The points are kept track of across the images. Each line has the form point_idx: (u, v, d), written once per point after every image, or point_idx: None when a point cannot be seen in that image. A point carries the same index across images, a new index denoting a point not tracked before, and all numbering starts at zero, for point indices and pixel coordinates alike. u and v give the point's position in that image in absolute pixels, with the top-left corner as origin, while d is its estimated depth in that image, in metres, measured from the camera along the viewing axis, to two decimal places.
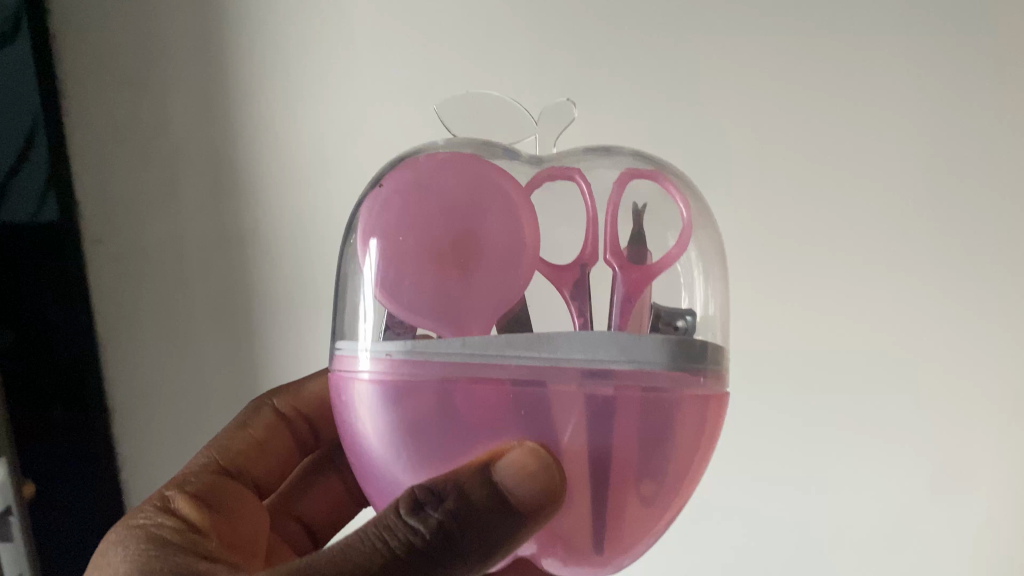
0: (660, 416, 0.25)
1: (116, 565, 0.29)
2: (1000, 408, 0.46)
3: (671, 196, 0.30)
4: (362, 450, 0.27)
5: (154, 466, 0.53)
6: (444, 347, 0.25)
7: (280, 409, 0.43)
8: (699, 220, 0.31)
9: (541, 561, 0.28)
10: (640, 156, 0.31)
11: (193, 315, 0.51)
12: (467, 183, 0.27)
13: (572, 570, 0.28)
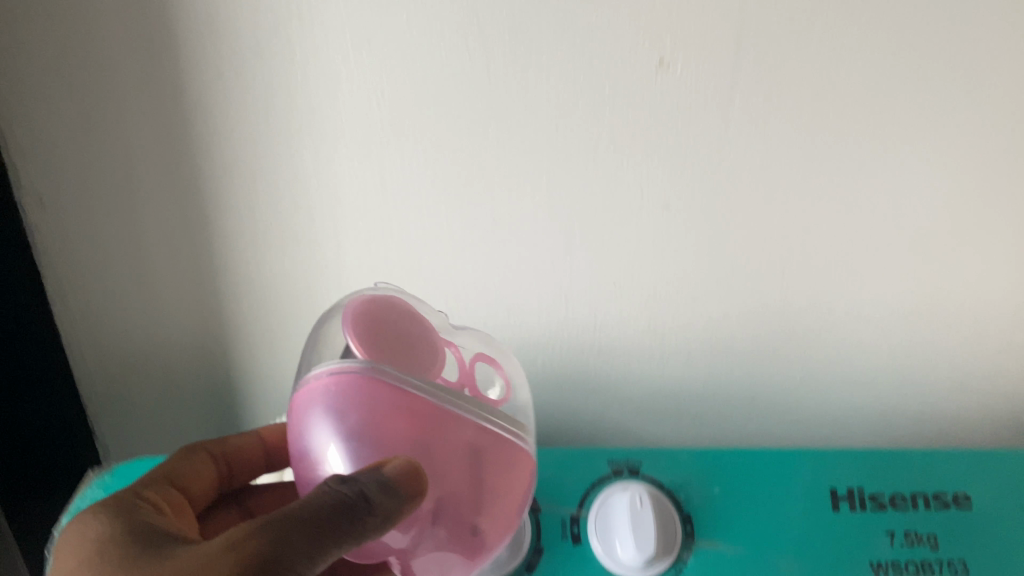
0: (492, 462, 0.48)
1: (101, 515, 0.51)
2: (1000, 186, 0.78)
3: (498, 368, 0.60)
4: (327, 434, 0.47)
5: (101, 277, 0.85)
6: (381, 369, 0.47)
7: (211, 453, 0.66)
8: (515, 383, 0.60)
9: (422, 546, 0.49)
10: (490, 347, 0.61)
11: (132, 208, 0.81)
12: (410, 324, 0.53)
13: (441, 551, 0.49)
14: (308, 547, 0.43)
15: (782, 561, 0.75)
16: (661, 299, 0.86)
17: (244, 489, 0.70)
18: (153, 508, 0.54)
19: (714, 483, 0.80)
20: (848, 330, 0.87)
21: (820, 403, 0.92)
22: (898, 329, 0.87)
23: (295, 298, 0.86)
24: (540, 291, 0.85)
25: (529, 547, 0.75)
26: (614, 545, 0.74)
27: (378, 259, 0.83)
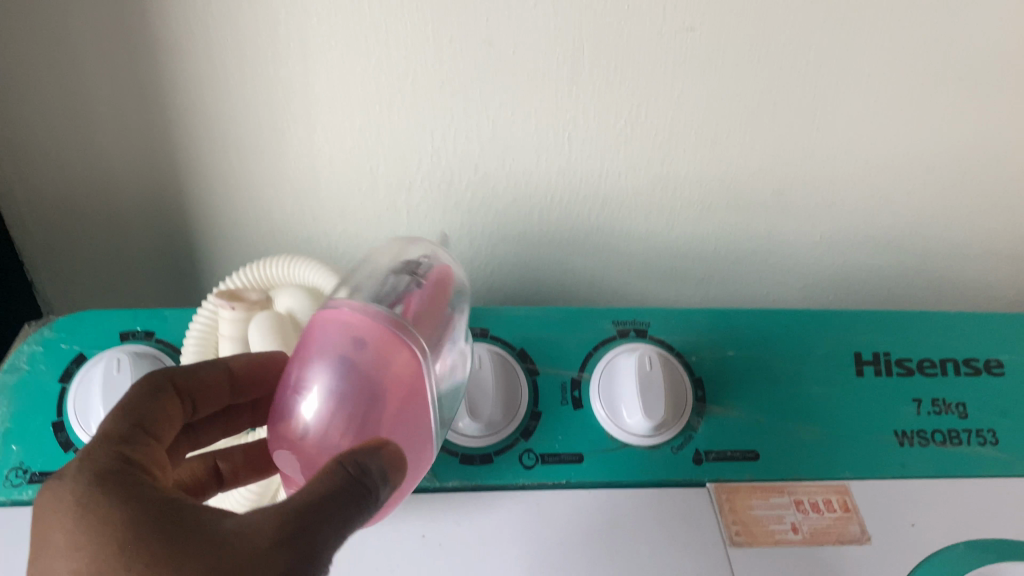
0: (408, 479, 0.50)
1: (110, 510, 0.39)
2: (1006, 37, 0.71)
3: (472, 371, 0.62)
4: (341, 370, 0.47)
5: (37, 144, 0.72)
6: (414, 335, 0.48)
7: (175, 381, 0.49)
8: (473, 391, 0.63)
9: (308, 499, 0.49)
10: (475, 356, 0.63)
11: (73, 67, 0.67)
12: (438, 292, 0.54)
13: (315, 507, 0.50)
14: (317, 544, 0.38)
15: (801, 427, 0.69)
16: (677, 139, 0.75)
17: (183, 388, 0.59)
18: (147, 475, 0.41)
19: (728, 346, 0.72)
20: (866, 193, 0.81)
21: (798, 257, 0.86)
22: (892, 192, 0.81)
23: (264, 132, 0.72)
24: (531, 151, 0.75)
25: (526, 411, 0.67)
26: (619, 411, 0.66)
27: (353, 117, 0.71)
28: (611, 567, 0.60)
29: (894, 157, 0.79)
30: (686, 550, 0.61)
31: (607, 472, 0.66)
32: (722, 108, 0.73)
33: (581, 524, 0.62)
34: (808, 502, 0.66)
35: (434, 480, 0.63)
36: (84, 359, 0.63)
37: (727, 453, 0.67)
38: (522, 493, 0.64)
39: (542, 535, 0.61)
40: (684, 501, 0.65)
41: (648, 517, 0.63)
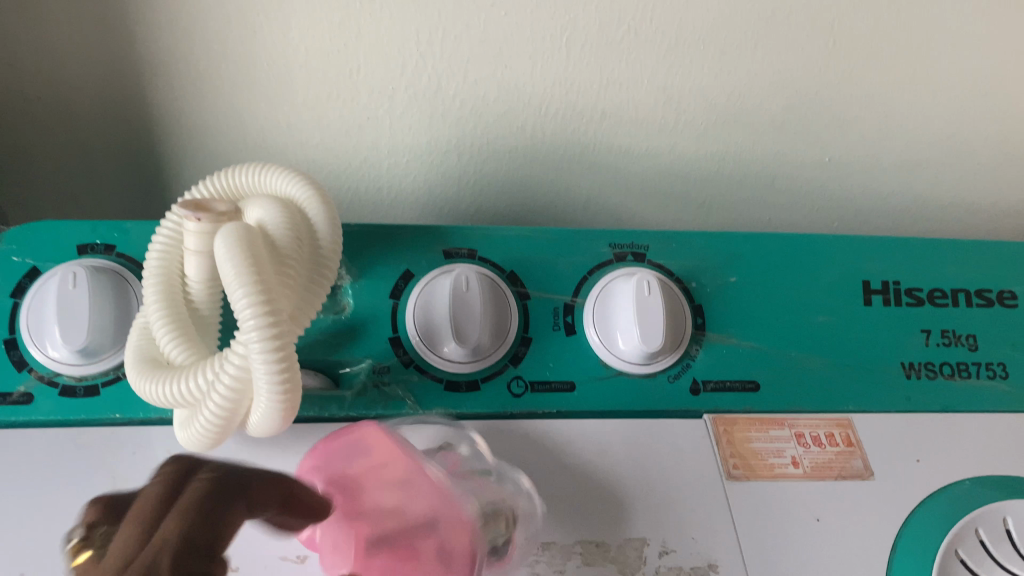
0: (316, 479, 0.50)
1: None
2: None
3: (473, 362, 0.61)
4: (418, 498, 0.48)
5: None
6: None
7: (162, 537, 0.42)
8: (450, 366, 0.61)
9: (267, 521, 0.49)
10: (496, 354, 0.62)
11: None
12: None
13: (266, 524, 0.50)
14: None
15: (804, 357, 0.66)
16: (680, 48, 0.71)
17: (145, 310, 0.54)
18: None
19: (730, 272, 0.67)
20: (878, 112, 0.77)
21: (799, 183, 0.82)
22: (901, 111, 0.78)
23: (237, 29, 0.67)
24: (525, 58, 0.71)
25: (515, 336, 0.63)
26: (615, 338, 0.63)
27: (336, 13, 0.67)
28: (601, 502, 0.57)
29: (904, 73, 0.75)
30: (680, 484, 0.58)
31: (599, 401, 0.62)
32: (731, 12, 0.70)
33: (571, 456, 0.59)
34: (809, 435, 0.62)
35: (416, 407, 0.60)
36: (36, 274, 0.59)
37: (726, 383, 0.64)
38: (510, 423, 0.60)
39: (529, 467, 0.58)
40: (679, 432, 0.61)
41: (641, 449, 0.60)
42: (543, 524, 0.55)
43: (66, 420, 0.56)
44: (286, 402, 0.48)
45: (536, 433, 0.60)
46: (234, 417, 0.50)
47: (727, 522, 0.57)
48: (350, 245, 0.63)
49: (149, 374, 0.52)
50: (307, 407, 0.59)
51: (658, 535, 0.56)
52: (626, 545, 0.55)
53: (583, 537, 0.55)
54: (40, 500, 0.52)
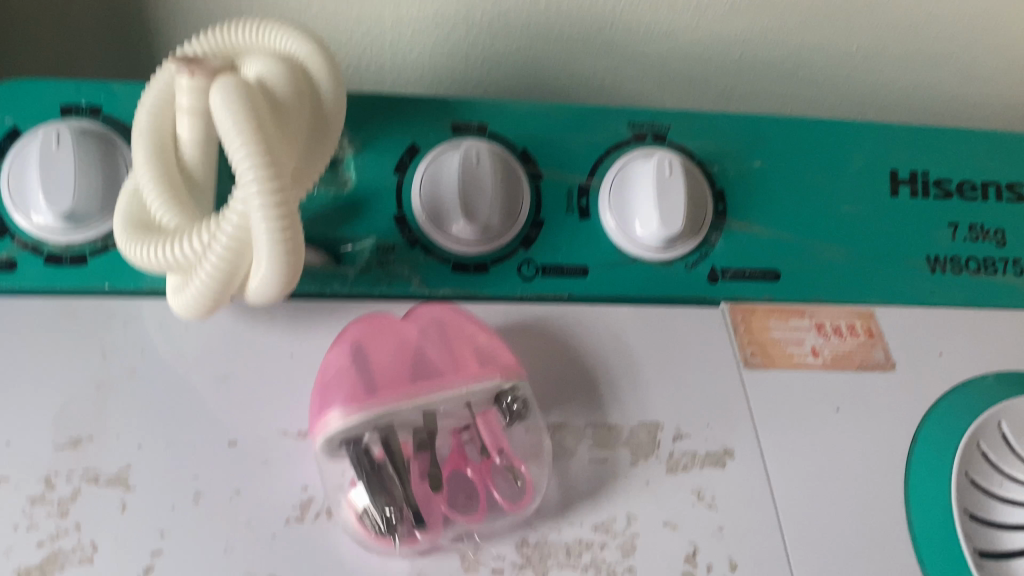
0: (457, 322, 0.51)
1: None
2: None
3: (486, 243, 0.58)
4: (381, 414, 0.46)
5: None
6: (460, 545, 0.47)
7: None
8: (461, 245, 0.57)
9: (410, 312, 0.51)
10: (510, 236, 0.58)
11: None
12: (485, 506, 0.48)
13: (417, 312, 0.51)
14: None
15: (826, 247, 0.63)
16: None
17: (135, 172, 0.51)
18: None
19: (755, 156, 0.64)
20: None
21: (824, 73, 0.79)
22: None
23: None
24: None
25: (527, 220, 0.59)
26: (631, 224, 0.59)
27: None
28: (614, 385, 0.55)
29: None
30: (695, 370, 0.56)
31: (612, 287, 0.59)
32: None
33: (582, 339, 0.57)
34: (830, 325, 0.60)
35: (422, 287, 0.57)
36: (16, 135, 0.56)
37: (746, 272, 0.61)
38: (519, 305, 0.58)
39: (538, 348, 0.56)
40: (696, 318, 0.59)
41: (655, 334, 0.58)
42: (553, 406, 0.53)
43: (52, 290, 0.53)
44: (289, 263, 0.45)
45: (547, 316, 0.57)
46: (233, 281, 0.47)
47: (744, 409, 0.55)
48: (353, 115, 0.60)
49: (138, 238, 0.49)
50: (308, 283, 0.56)
51: (672, 420, 0.54)
52: (639, 428, 0.53)
53: (595, 420, 0.53)
54: (31, 370, 0.50)
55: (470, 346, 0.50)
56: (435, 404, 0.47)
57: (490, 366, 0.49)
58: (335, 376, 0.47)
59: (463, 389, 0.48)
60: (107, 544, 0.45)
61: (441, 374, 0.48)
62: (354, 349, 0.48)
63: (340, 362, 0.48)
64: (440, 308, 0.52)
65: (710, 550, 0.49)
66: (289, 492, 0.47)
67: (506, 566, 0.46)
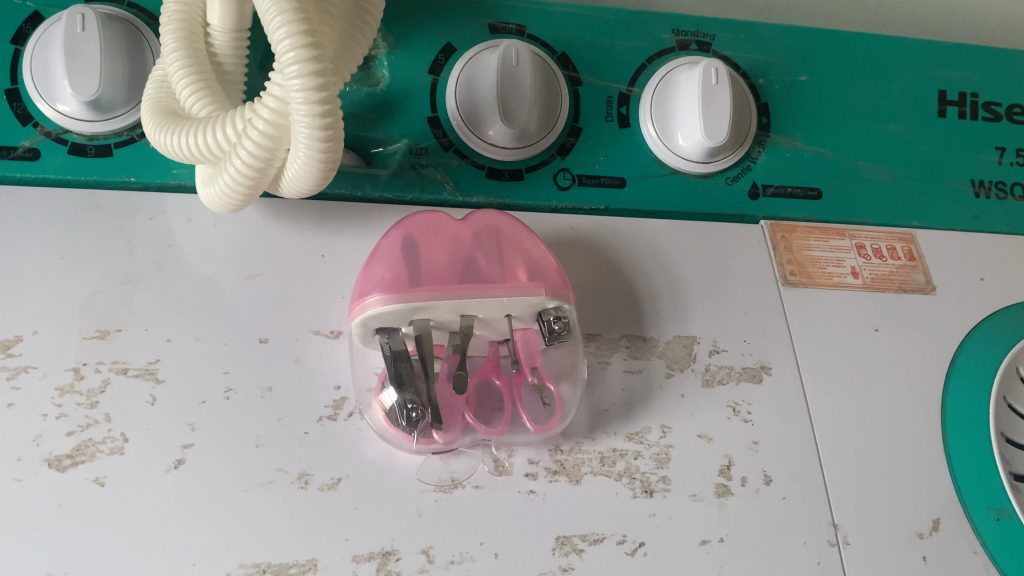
0: (515, 232, 0.48)
1: None
2: None
3: (522, 153, 0.55)
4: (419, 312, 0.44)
5: None
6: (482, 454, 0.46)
7: None
8: (497, 152, 0.55)
9: (470, 215, 0.49)
10: (550, 146, 0.56)
11: None
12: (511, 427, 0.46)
13: (479, 217, 0.49)
14: None
15: (870, 166, 0.61)
16: None
17: (166, 59, 0.49)
18: None
19: (800, 71, 0.63)
20: None
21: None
22: None
23: None
24: None
25: (565, 125, 0.57)
26: (675, 135, 0.57)
27: None
28: (650, 298, 0.53)
29: None
30: (732, 286, 0.55)
31: (650, 200, 0.57)
32: None
33: (619, 250, 0.55)
34: (870, 247, 0.59)
35: (455, 194, 0.54)
36: (39, 20, 0.55)
37: (787, 190, 0.59)
38: (553, 216, 0.55)
39: (574, 257, 0.54)
40: (733, 234, 0.57)
41: (692, 248, 0.56)
42: (589, 316, 0.52)
43: (76, 182, 0.52)
44: (329, 148, 0.43)
45: (582, 224, 0.55)
46: (267, 172, 0.45)
47: (781, 326, 0.54)
48: (387, 13, 0.58)
49: (168, 128, 0.47)
50: (339, 184, 0.54)
51: (709, 334, 0.53)
52: (674, 341, 0.52)
53: (629, 332, 0.52)
54: (56, 261, 0.49)
55: (522, 259, 0.47)
56: (475, 307, 0.45)
57: (539, 282, 0.46)
58: (383, 264, 0.46)
59: (505, 297, 0.45)
60: (138, 435, 0.44)
61: (486, 281, 0.45)
62: (409, 242, 0.47)
63: (391, 252, 0.46)
64: (501, 215, 0.49)
65: (745, 464, 0.49)
66: (322, 392, 0.47)
67: (540, 470, 0.46)
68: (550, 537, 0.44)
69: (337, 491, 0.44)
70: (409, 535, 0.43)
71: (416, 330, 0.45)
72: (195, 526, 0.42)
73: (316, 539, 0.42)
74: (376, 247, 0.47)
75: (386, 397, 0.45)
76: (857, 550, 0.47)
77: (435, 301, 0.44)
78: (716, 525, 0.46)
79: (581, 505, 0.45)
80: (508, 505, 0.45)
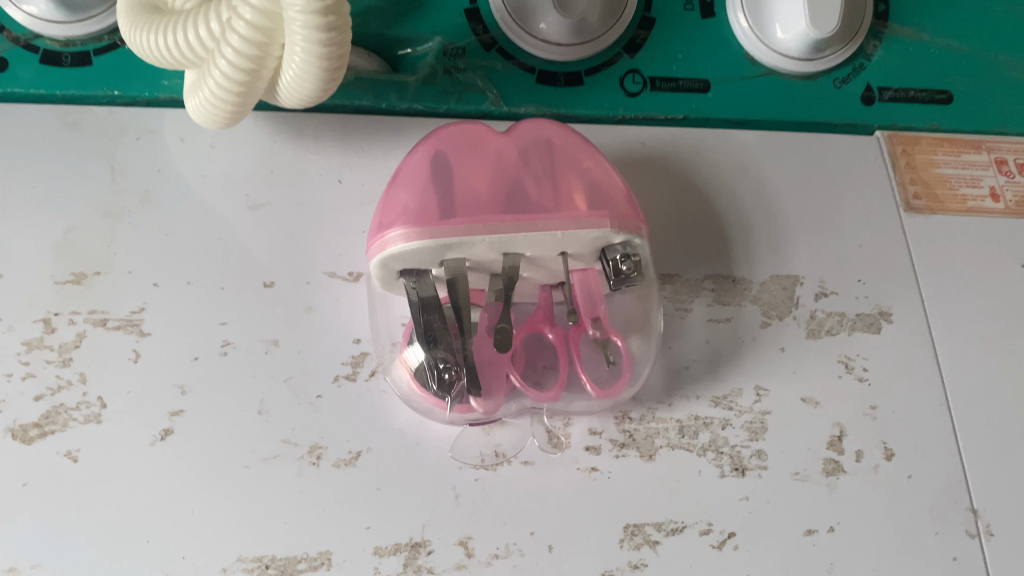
0: (570, 148, 0.38)
1: None
2: None
3: (583, 53, 0.45)
4: (453, 250, 0.35)
5: None
6: (535, 426, 0.37)
7: None
8: (553, 51, 0.45)
9: (518, 124, 0.39)
10: (618, 42, 0.46)
11: None
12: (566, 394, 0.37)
13: (529, 126, 0.39)
14: None
15: (1018, 61, 0.49)
16: None
17: None
18: None
19: None
20: None
21: None
22: None
23: None
24: None
25: (634, 16, 0.47)
26: (772, 26, 0.46)
27: None
28: (741, 229, 0.43)
29: None
30: (841, 214, 0.45)
31: (740, 106, 0.46)
32: None
33: (700, 171, 0.45)
34: (1013, 162, 0.48)
35: (498, 104, 0.45)
36: None
37: (909, 94, 0.48)
38: (619, 129, 0.46)
39: (646, 180, 0.44)
40: (842, 150, 0.47)
41: (790, 167, 0.46)
42: (664, 250, 0.42)
43: (49, 96, 0.43)
44: (331, 39, 0.34)
45: (655, 137, 0.46)
46: (260, 75, 0.36)
47: (904, 262, 0.44)
48: None
49: (142, 25, 0.38)
50: (359, 94, 0.44)
51: (814, 273, 0.43)
52: (771, 283, 0.42)
53: (715, 271, 0.42)
54: (27, 191, 0.41)
55: (580, 180, 0.37)
56: (522, 243, 0.35)
57: (601, 210, 0.36)
58: (406, 189, 0.37)
59: (558, 231, 0.35)
60: (119, 400, 0.37)
61: (534, 208, 0.36)
62: (439, 162, 0.37)
63: (417, 174, 0.37)
64: (553, 125, 0.39)
65: (860, 434, 0.39)
66: (339, 345, 0.39)
67: (604, 443, 0.37)
68: (617, 525, 0.36)
69: (356, 469, 0.36)
70: (444, 521, 0.35)
71: (449, 273, 0.36)
72: (187, 510, 0.35)
73: (332, 527, 0.35)
74: (399, 168, 0.38)
75: (410, 354, 0.36)
76: (1003, 543, 0.38)
77: (470, 236, 0.35)
78: (823, 511, 0.37)
79: (656, 485, 0.37)
80: (565, 487, 0.36)
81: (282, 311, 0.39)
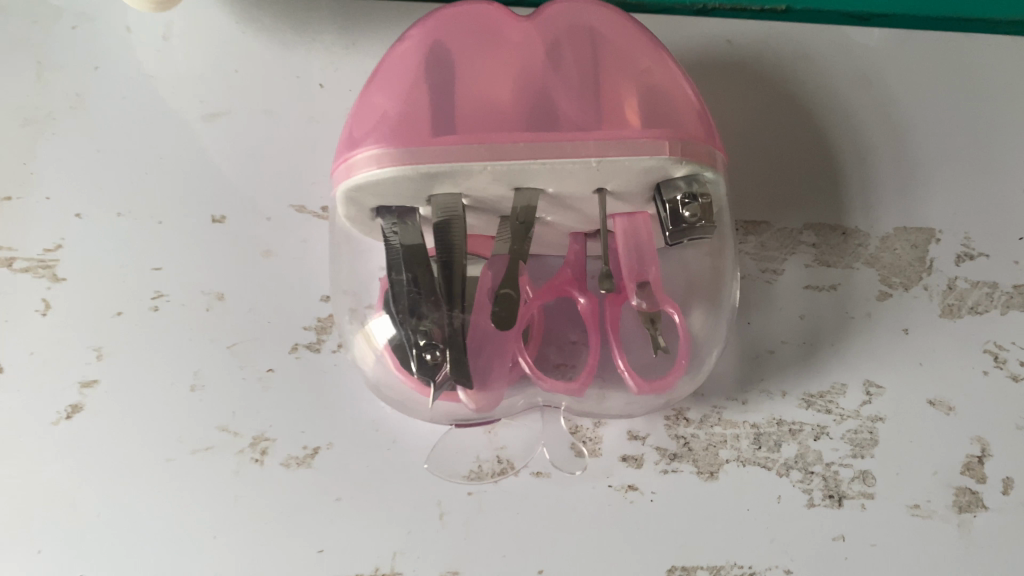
0: (622, 34, 0.27)
1: None
2: None
3: None
4: (441, 181, 0.25)
5: None
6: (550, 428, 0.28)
7: None
8: None
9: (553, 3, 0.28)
10: None
11: None
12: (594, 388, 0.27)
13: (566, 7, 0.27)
14: None
15: None
16: None
17: None
18: None
19: None
20: None
21: None
22: None
23: None
24: None
25: None
26: None
27: None
28: (859, 163, 0.32)
29: None
30: (999, 147, 0.33)
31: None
32: None
33: (808, 82, 0.33)
34: None
35: None
36: None
37: None
38: (698, 22, 0.34)
39: (733, 88, 0.33)
40: (1005, 58, 0.34)
41: (931, 80, 0.34)
42: (751, 188, 0.31)
43: None
44: None
45: (747, 35, 0.34)
46: None
47: None
48: None
49: None
50: None
51: (955, 226, 0.31)
52: (895, 239, 0.31)
53: (818, 219, 0.31)
54: None
55: (630, 83, 0.26)
56: (542, 174, 0.25)
57: (658, 129, 0.25)
58: (387, 91, 0.26)
59: (593, 158, 0.25)
60: (18, 364, 0.28)
61: (562, 122, 0.25)
62: (433, 54, 0.27)
63: (403, 67, 0.27)
64: (602, 8, 0.28)
65: (1010, 455, 0.28)
66: (302, 302, 0.29)
67: (649, 452, 0.28)
68: (658, 568, 0.26)
69: (311, 471, 0.27)
70: (422, 548, 0.26)
71: (439, 213, 0.26)
72: (90, 513, 0.27)
73: (275, 547, 0.26)
74: (386, 60, 0.28)
75: (377, 328, 0.27)
76: None
77: (466, 162, 0.25)
78: (951, 561, 0.27)
79: (716, 515, 0.27)
80: (591, 512, 0.27)
81: (234, 255, 0.30)
